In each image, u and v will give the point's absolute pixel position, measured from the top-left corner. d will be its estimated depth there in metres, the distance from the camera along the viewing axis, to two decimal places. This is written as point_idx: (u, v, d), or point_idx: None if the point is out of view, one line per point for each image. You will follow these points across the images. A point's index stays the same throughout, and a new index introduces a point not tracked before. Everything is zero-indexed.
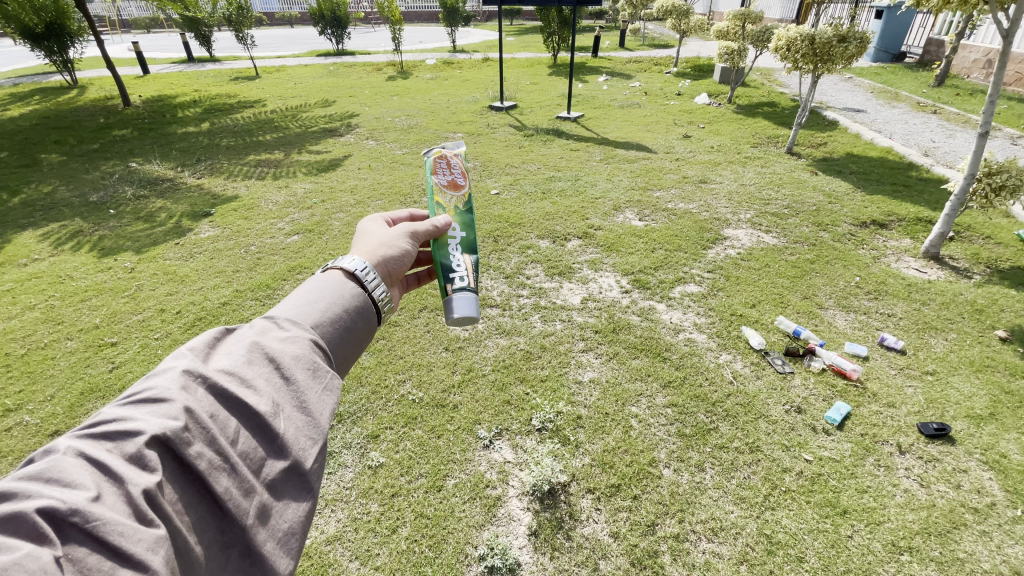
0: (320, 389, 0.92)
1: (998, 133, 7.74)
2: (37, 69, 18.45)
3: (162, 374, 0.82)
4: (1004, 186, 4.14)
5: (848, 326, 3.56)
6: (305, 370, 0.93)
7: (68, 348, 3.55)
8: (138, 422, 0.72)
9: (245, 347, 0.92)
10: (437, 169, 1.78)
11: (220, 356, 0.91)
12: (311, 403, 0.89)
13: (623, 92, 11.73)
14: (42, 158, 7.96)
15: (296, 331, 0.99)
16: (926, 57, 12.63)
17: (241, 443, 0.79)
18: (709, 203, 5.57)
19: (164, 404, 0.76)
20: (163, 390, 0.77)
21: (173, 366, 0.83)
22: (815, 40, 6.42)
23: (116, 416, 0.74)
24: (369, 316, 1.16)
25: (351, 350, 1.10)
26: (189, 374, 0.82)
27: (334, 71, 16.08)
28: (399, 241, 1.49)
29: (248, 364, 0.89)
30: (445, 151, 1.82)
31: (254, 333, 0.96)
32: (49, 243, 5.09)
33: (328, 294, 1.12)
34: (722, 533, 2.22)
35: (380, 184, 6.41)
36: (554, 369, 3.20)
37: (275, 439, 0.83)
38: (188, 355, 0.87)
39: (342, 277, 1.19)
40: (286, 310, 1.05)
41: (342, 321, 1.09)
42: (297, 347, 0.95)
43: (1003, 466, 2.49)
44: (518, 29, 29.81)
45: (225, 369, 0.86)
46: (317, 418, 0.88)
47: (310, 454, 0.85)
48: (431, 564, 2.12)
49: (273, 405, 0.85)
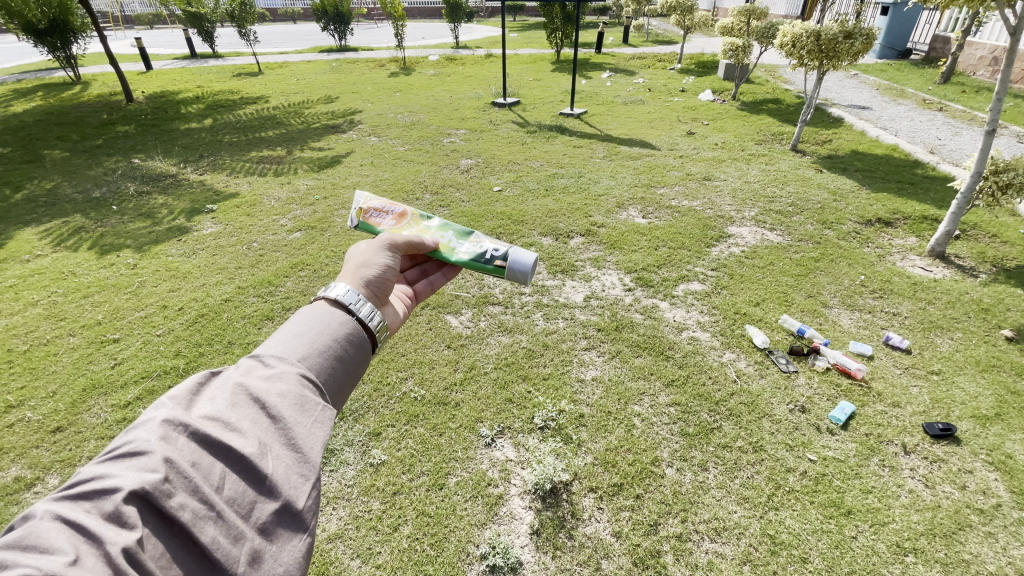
0: (309, 424, 0.90)
1: (1004, 130, 7.67)
2: (40, 65, 18.50)
3: (142, 426, 0.80)
4: (1011, 184, 4.09)
5: (853, 325, 3.54)
6: (293, 406, 0.91)
7: (71, 344, 3.56)
8: (116, 479, 0.71)
9: (229, 390, 0.90)
10: (377, 222, 1.96)
11: (204, 401, 0.89)
12: (300, 439, 0.88)
13: (627, 89, 11.67)
14: (45, 154, 7.97)
15: (282, 367, 0.97)
16: (932, 54, 12.52)
17: (228, 489, 0.77)
18: (713, 201, 5.54)
19: (144, 456, 0.74)
20: (141, 443, 0.76)
21: (153, 416, 0.82)
22: (821, 36, 6.35)
23: (94, 474, 0.72)
24: (361, 344, 1.14)
25: (344, 379, 1.09)
26: (168, 424, 0.80)
27: (336, 67, 16.03)
28: (379, 258, 1.48)
29: (232, 408, 0.87)
30: (362, 206, 1.98)
31: (238, 374, 0.94)
32: (51, 239, 5.10)
33: (315, 326, 1.10)
34: (725, 533, 2.21)
35: (383, 181, 6.39)
36: (556, 367, 3.19)
37: (263, 480, 0.81)
38: (169, 403, 0.85)
39: (327, 307, 1.18)
40: (271, 346, 1.03)
41: (331, 351, 1.07)
42: (284, 384, 0.94)
43: (1009, 467, 2.47)
44: (522, 25, 29.70)
45: (208, 415, 0.84)
46: (307, 454, 0.87)
47: (302, 492, 0.83)
48: (433, 562, 2.11)
49: (260, 445, 0.83)
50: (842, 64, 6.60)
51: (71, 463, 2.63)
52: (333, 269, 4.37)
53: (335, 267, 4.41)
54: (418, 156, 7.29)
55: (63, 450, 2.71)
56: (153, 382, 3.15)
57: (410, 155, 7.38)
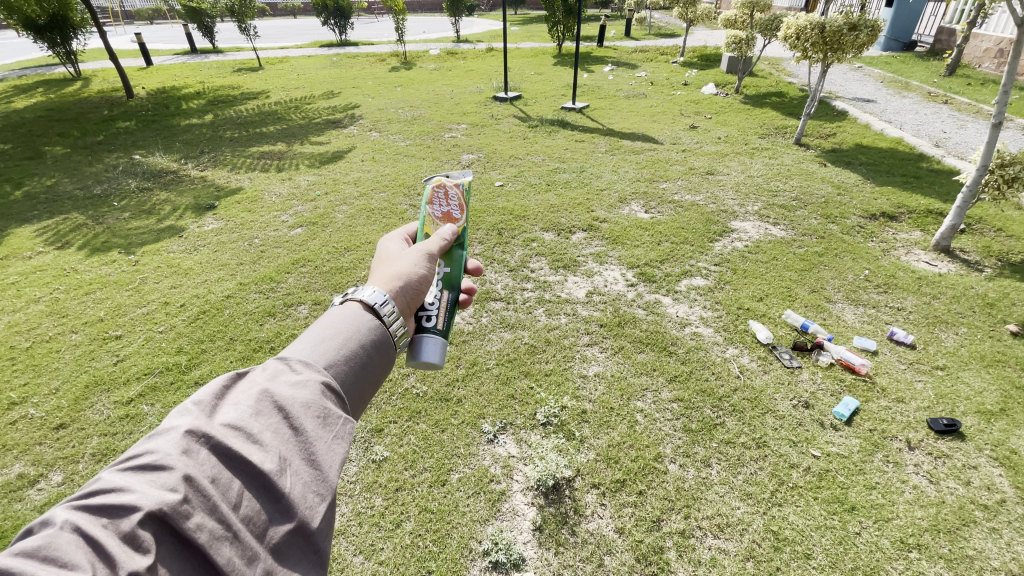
0: (329, 438, 0.89)
1: (1010, 123, 7.59)
2: (41, 61, 18.51)
3: (165, 434, 0.79)
4: (1017, 178, 4.05)
5: (857, 320, 3.52)
6: (315, 418, 0.89)
7: (73, 340, 3.56)
8: (135, 495, 0.70)
9: (253, 397, 0.89)
10: (433, 199, 1.74)
11: (226, 408, 0.88)
12: (319, 456, 0.86)
13: (629, 82, 11.60)
14: (46, 150, 7.97)
15: (307, 375, 0.95)
16: (937, 47, 12.40)
17: (244, 507, 0.76)
18: (716, 195, 5.51)
19: (165, 472, 0.73)
20: (163, 457, 0.74)
21: (176, 425, 0.80)
22: (825, 28, 6.27)
23: (115, 485, 0.71)
24: (386, 350, 1.12)
25: (367, 388, 1.06)
26: (191, 435, 0.79)
27: (337, 62, 15.97)
28: (417, 267, 1.44)
29: (255, 417, 0.86)
30: (447, 180, 1.76)
31: (264, 379, 0.93)
32: (53, 235, 5.11)
33: (343, 329, 1.07)
34: (728, 529, 2.20)
35: (384, 177, 6.37)
36: (558, 363, 3.18)
37: (280, 498, 0.80)
38: (193, 412, 0.84)
39: (360, 309, 1.13)
40: (298, 349, 1.01)
41: (357, 358, 1.05)
42: (307, 394, 0.92)
43: (1014, 462, 2.46)
44: (523, 18, 29.49)
45: (230, 425, 0.83)
46: (326, 472, 0.85)
47: (317, 512, 0.81)
48: (435, 559, 2.11)
49: (279, 461, 0.82)
50: (847, 56, 6.53)
51: (74, 460, 2.64)
52: (335, 265, 4.36)
53: (336, 263, 4.39)
54: (420, 152, 7.26)
55: (67, 447, 2.72)
56: (155, 379, 3.15)
57: (411, 150, 7.35)
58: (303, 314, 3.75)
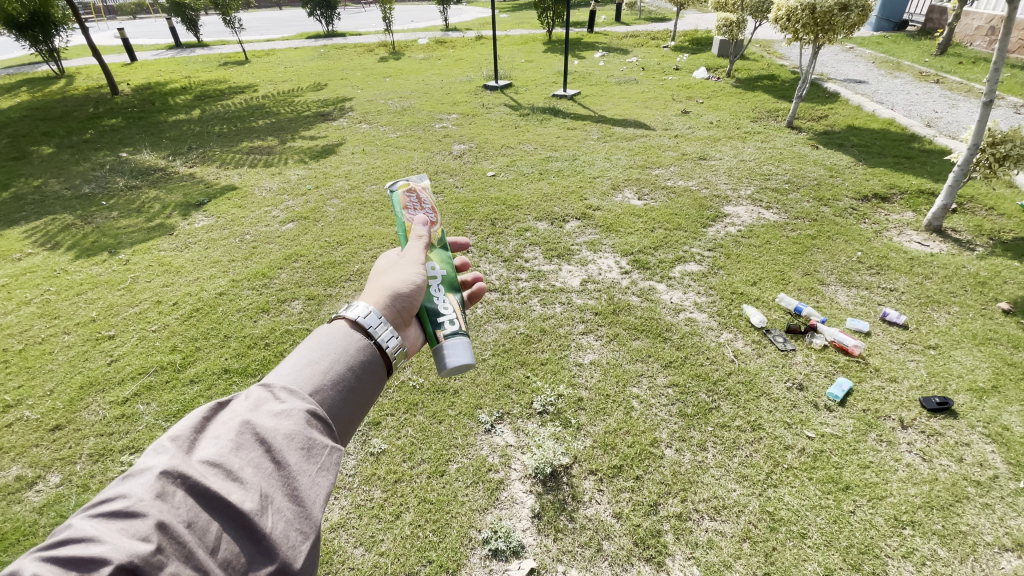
0: (314, 471, 0.88)
1: (1001, 102, 7.61)
2: (24, 60, 18.06)
3: (139, 476, 0.78)
4: (1008, 156, 4.05)
5: (850, 302, 3.54)
6: (298, 450, 0.88)
7: (66, 342, 3.52)
8: (106, 547, 0.68)
9: (233, 430, 0.89)
10: (407, 204, 1.69)
11: (206, 443, 0.87)
12: (302, 491, 0.85)
13: (621, 67, 11.55)
14: (32, 150, 7.81)
15: (291, 402, 0.95)
16: (929, 26, 12.39)
17: (223, 551, 0.75)
18: (709, 179, 5.51)
19: (137, 520, 0.72)
20: (136, 502, 0.73)
21: (151, 466, 0.79)
22: (816, 10, 6.14)
23: (86, 535, 0.70)
24: (376, 370, 1.11)
25: (356, 411, 1.05)
26: (166, 477, 0.78)
27: (325, 54, 15.70)
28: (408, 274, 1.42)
29: (235, 452, 0.85)
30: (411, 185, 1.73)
31: (246, 410, 0.92)
32: (40, 237, 5.02)
33: (330, 350, 1.07)
34: (724, 512, 2.22)
35: (375, 169, 6.31)
36: (554, 352, 3.18)
37: (261, 540, 0.78)
38: (169, 451, 0.82)
39: (348, 328, 1.14)
40: (284, 374, 1.01)
41: (345, 380, 1.04)
42: (291, 424, 0.91)
43: (1006, 439, 2.49)
44: (513, 6, 29.07)
45: (210, 462, 0.82)
46: (309, 508, 0.84)
47: (300, 551, 0.80)
48: (435, 548, 2.13)
49: (260, 499, 0.81)
50: (837, 36, 6.48)
51: (72, 461, 2.63)
52: (328, 260, 4.33)
53: (328, 257, 4.37)
54: (411, 142, 7.20)
55: (63, 447, 2.70)
56: (150, 378, 3.13)
57: (402, 141, 7.29)
58: (297, 310, 3.72)
